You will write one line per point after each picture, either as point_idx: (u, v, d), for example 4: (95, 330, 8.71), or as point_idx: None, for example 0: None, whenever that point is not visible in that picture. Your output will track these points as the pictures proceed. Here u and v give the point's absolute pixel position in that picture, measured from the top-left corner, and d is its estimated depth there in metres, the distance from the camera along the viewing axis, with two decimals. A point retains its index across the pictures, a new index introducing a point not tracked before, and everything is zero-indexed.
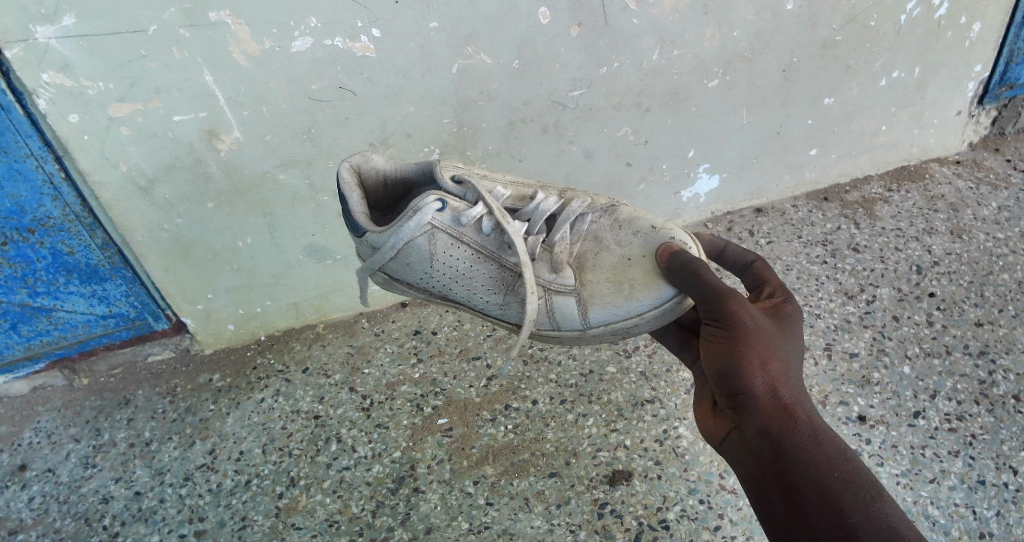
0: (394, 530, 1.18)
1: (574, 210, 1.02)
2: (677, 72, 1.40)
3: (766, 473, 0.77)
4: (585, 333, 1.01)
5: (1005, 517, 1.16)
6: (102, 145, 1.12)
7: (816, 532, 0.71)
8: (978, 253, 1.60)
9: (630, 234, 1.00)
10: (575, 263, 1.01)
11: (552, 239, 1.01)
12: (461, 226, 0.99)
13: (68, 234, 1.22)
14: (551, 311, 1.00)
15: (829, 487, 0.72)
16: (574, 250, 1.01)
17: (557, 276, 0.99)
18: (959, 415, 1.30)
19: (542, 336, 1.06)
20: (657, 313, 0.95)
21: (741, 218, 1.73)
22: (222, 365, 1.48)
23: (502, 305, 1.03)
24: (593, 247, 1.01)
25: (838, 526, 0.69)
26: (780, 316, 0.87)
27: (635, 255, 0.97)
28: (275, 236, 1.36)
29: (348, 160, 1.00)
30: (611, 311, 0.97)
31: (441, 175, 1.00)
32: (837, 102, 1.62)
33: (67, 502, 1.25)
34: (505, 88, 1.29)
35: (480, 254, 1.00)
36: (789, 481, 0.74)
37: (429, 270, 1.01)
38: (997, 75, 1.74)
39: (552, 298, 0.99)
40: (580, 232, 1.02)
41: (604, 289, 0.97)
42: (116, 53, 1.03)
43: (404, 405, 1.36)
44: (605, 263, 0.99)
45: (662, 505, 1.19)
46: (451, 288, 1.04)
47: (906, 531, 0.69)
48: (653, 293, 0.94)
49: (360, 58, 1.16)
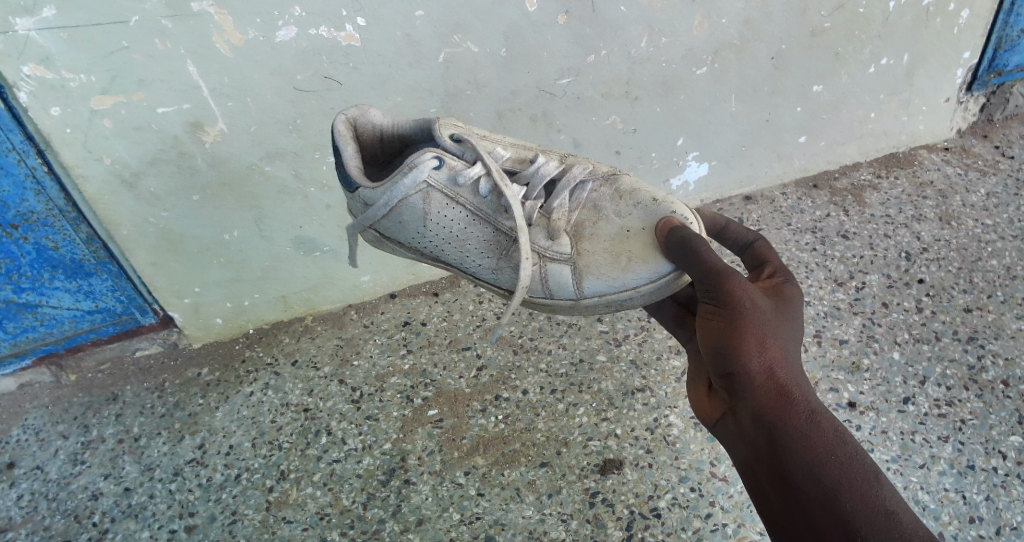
0: (385, 522, 1.17)
1: (576, 176, 1.01)
2: (666, 60, 1.40)
3: (765, 464, 0.76)
4: (578, 303, 1.02)
5: (994, 502, 1.16)
6: (85, 139, 1.11)
7: (812, 519, 0.70)
8: (967, 239, 1.60)
9: (630, 205, 0.99)
10: (572, 231, 1.00)
11: (551, 205, 1.01)
12: (457, 186, 0.98)
13: (53, 228, 1.21)
14: (545, 278, 1.00)
15: (829, 481, 0.71)
16: (572, 218, 1.01)
17: (553, 244, 0.99)
18: (948, 401, 1.30)
19: (534, 303, 1.06)
20: (652, 288, 0.95)
21: (730, 206, 1.73)
22: (211, 359, 1.47)
23: (495, 270, 1.03)
24: (591, 216, 1.00)
25: (837, 515, 0.69)
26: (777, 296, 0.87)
27: (635, 227, 0.96)
28: (263, 229, 1.35)
29: (344, 113, 0.98)
30: (607, 282, 0.97)
31: (439, 133, 0.99)
32: (827, 90, 1.62)
33: (56, 499, 1.24)
34: (493, 78, 1.28)
35: (475, 216, 1.00)
36: (787, 475, 0.73)
37: (422, 230, 1.00)
38: (986, 61, 1.74)
39: (547, 265, 0.99)
40: (579, 200, 1.02)
41: (601, 260, 0.97)
42: (98, 44, 1.02)
43: (394, 397, 1.36)
44: (603, 233, 0.99)
45: (653, 493, 1.19)
46: (443, 251, 1.03)
47: (902, 515, 0.68)
48: (650, 267, 0.94)
49: (346, 48, 1.15)
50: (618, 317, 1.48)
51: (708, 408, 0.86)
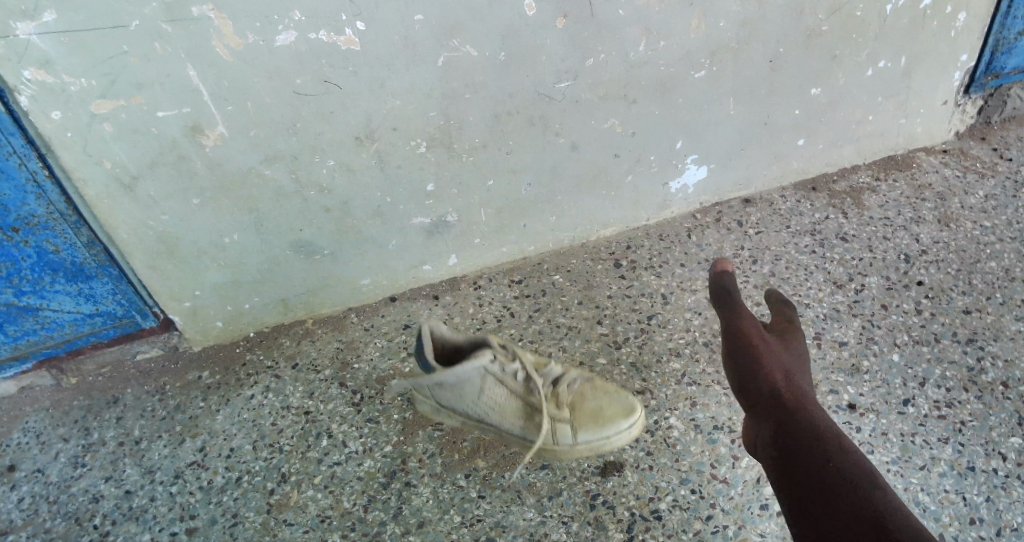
0: (386, 524, 1.17)
1: (571, 375, 1.25)
2: (664, 63, 1.40)
3: (786, 472, 0.90)
4: (575, 446, 1.19)
5: (994, 503, 1.16)
6: (85, 142, 1.11)
7: (818, 505, 0.83)
8: (966, 241, 1.61)
9: (607, 391, 1.24)
10: (571, 403, 1.21)
11: (559, 387, 1.22)
12: (503, 371, 1.20)
13: (54, 232, 1.21)
14: (554, 434, 1.18)
15: (865, 496, 0.81)
16: (573, 394, 1.23)
17: (557, 414, 1.19)
18: (948, 403, 1.31)
19: (546, 451, 1.21)
20: (629, 426, 1.20)
21: (729, 208, 1.73)
22: (211, 362, 1.47)
23: (525, 430, 1.20)
24: (583, 396, 1.22)
25: (838, 508, 0.81)
26: (782, 333, 1.22)
27: (608, 400, 1.22)
28: (263, 232, 1.35)
29: (428, 321, 1.19)
30: (590, 435, 1.19)
31: (491, 342, 1.20)
32: (824, 92, 1.62)
33: (56, 502, 1.24)
34: (491, 81, 1.29)
35: (512, 394, 1.20)
36: (827, 491, 0.84)
37: (478, 402, 1.20)
38: (983, 64, 1.74)
39: (553, 423, 1.18)
40: (579, 383, 1.25)
41: (585, 422, 1.19)
42: (97, 48, 1.02)
43: (394, 399, 1.37)
44: (593, 404, 1.22)
45: (653, 495, 1.19)
46: (487, 417, 1.22)
47: (898, 511, 0.79)
48: (619, 416, 1.20)
49: (345, 51, 1.15)
50: (618, 320, 1.49)
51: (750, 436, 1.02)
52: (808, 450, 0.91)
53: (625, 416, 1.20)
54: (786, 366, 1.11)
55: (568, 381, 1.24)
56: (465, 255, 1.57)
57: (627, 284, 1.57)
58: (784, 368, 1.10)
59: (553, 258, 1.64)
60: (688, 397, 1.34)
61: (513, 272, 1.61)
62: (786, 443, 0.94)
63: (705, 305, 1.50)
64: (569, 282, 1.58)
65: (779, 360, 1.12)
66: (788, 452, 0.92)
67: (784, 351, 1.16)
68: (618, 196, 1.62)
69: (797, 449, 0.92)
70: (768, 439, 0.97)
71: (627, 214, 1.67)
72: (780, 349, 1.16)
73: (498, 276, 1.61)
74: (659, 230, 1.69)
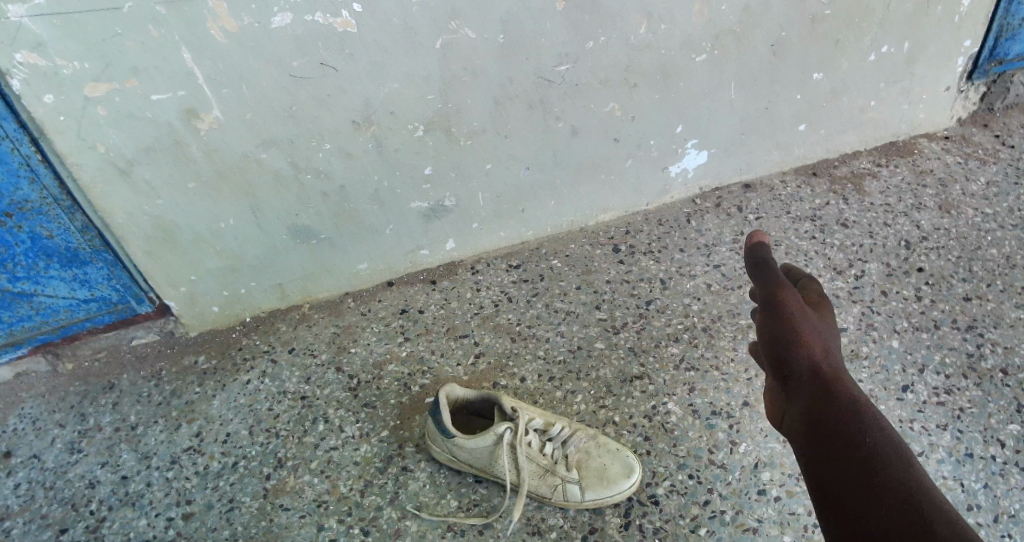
0: (382, 509, 1.17)
1: (582, 437, 1.21)
2: (664, 47, 1.38)
3: (812, 448, 0.84)
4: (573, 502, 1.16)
5: (992, 490, 1.16)
6: (79, 126, 1.10)
7: (842, 481, 0.77)
8: (966, 228, 1.60)
9: (615, 447, 1.20)
10: (576, 461, 1.18)
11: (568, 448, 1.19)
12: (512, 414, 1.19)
13: (47, 217, 1.20)
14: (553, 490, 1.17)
15: (911, 502, 0.71)
16: (579, 452, 1.19)
17: (560, 470, 1.17)
18: (947, 389, 1.30)
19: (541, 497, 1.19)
20: (630, 485, 1.16)
21: (729, 194, 1.73)
22: (208, 346, 1.46)
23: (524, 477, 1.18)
24: (590, 451, 1.19)
25: (865, 486, 0.75)
26: (820, 305, 1.07)
27: (616, 457, 1.18)
28: (259, 217, 1.34)
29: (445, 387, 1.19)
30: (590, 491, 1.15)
31: (507, 403, 1.20)
32: (826, 79, 1.60)
33: (53, 488, 1.24)
34: (489, 65, 1.27)
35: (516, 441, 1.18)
36: (867, 492, 0.74)
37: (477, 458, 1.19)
38: (987, 51, 1.72)
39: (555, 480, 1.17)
40: (587, 442, 1.21)
41: (588, 481, 1.15)
42: (91, 32, 1.00)
43: (392, 384, 1.37)
44: (598, 460, 1.18)
45: (651, 480, 1.19)
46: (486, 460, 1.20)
47: (929, 493, 0.73)
48: (624, 476, 1.16)
49: (342, 34, 1.14)
50: (617, 305, 1.48)
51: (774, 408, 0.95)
52: (850, 444, 0.80)
53: (626, 475, 1.16)
54: (827, 341, 0.99)
55: (575, 440, 1.20)
56: (463, 240, 1.56)
57: (626, 269, 1.56)
58: (824, 343, 0.98)
59: (552, 243, 1.63)
60: (686, 382, 1.33)
61: (511, 256, 1.60)
62: (824, 433, 0.84)
63: (703, 291, 1.50)
64: (568, 267, 1.57)
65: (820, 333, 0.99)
66: (826, 443, 0.82)
67: (823, 324, 1.03)
68: (617, 182, 1.60)
69: (837, 440, 0.82)
70: (803, 427, 0.87)
71: (627, 199, 1.65)
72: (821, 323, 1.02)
73: (496, 261, 1.60)
74: (658, 215, 1.68)
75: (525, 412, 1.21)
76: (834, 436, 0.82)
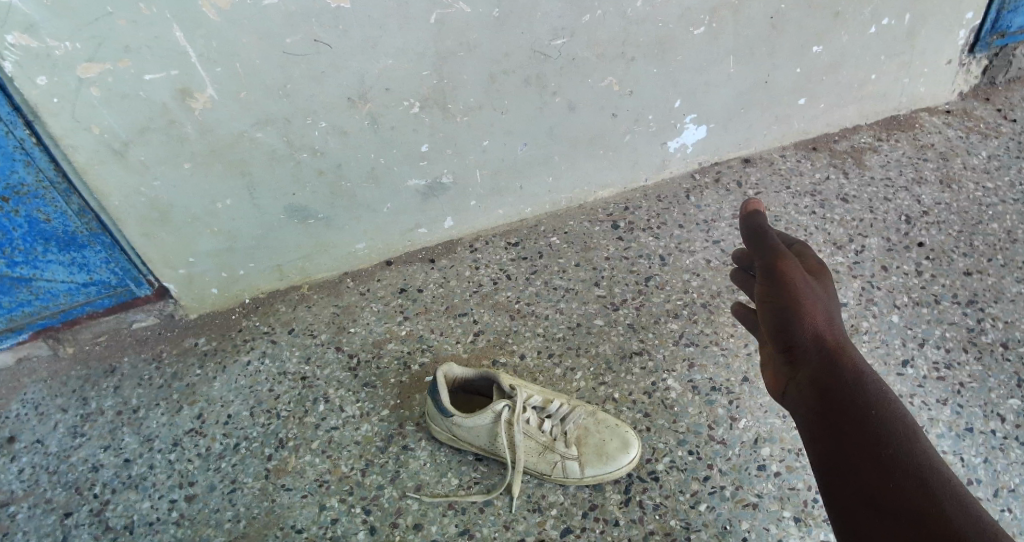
0: (383, 488, 1.18)
1: (580, 414, 1.21)
2: (661, 20, 1.37)
3: (817, 422, 0.80)
4: (571, 480, 1.16)
5: (992, 464, 1.16)
6: (73, 108, 1.09)
7: (849, 458, 0.74)
8: (967, 202, 1.59)
9: (614, 425, 1.20)
10: (575, 439, 1.18)
11: (566, 426, 1.19)
12: (509, 391, 1.18)
13: (44, 201, 1.19)
14: (552, 468, 1.16)
15: (924, 485, 0.68)
16: (577, 430, 1.19)
17: (559, 447, 1.16)
18: (948, 364, 1.30)
19: (540, 478, 1.18)
20: (629, 462, 1.16)
21: (728, 168, 1.72)
22: (208, 328, 1.46)
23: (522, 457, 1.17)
24: (589, 429, 1.19)
25: (874, 462, 0.72)
26: (821, 273, 1.00)
27: (615, 433, 1.18)
28: (255, 197, 1.33)
29: (443, 366, 1.19)
30: (590, 469, 1.15)
31: (504, 382, 1.19)
32: (826, 51, 1.58)
33: (57, 472, 1.24)
34: (484, 39, 1.26)
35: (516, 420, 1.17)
36: (877, 474, 0.71)
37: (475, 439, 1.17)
38: (989, 22, 1.70)
39: (554, 456, 1.16)
40: (585, 420, 1.21)
41: (588, 458, 1.15)
42: (82, 10, 0.99)
43: (391, 363, 1.37)
44: (597, 437, 1.18)
45: (651, 457, 1.19)
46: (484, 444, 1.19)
47: (939, 465, 0.71)
48: (623, 452, 1.16)
49: (335, 10, 1.12)
50: (616, 281, 1.48)
51: (772, 379, 0.91)
52: (859, 422, 0.76)
53: (625, 450, 1.16)
54: (830, 310, 0.93)
55: (573, 417, 1.20)
56: (461, 217, 1.56)
57: (624, 245, 1.55)
58: (827, 311, 0.93)
59: (550, 220, 1.63)
60: (686, 358, 1.33)
61: (510, 234, 1.60)
62: (830, 409, 0.79)
63: (703, 267, 1.49)
64: (566, 244, 1.57)
65: (823, 303, 0.93)
66: (833, 421, 0.78)
67: (825, 293, 0.96)
68: (616, 157, 1.59)
69: (845, 418, 0.77)
70: (807, 402, 0.83)
71: (626, 175, 1.64)
72: (822, 292, 0.96)
73: (494, 239, 1.59)
74: (657, 191, 1.67)
75: (523, 390, 1.20)
76: (842, 414, 0.78)
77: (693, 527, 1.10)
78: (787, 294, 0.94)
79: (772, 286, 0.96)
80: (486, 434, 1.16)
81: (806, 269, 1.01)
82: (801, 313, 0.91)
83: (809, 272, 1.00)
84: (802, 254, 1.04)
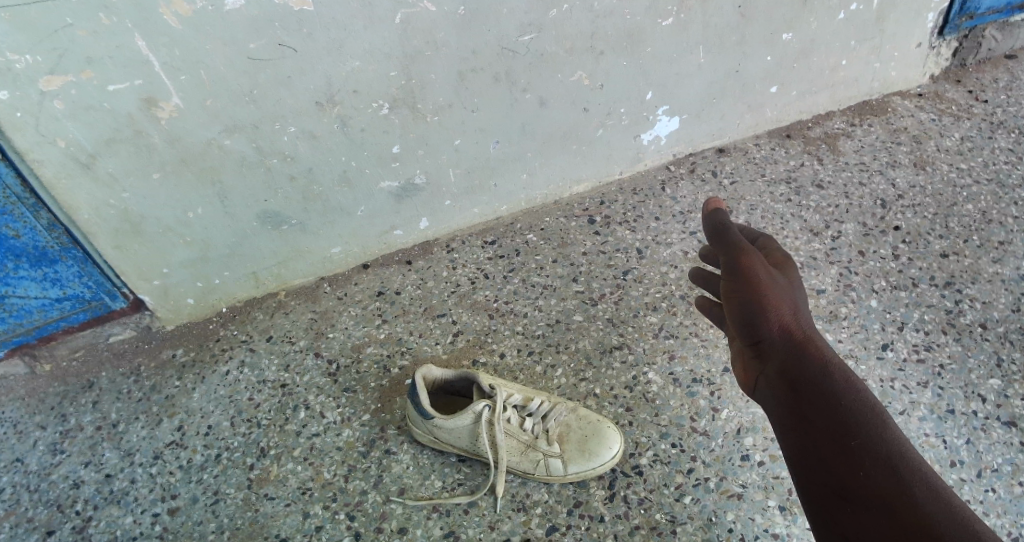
0: (367, 493, 1.17)
1: (560, 411, 1.21)
2: (631, 12, 1.36)
3: (787, 417, 0.79)
4: (552, 477, 1.15)
5: (974, 445, 1.17)
6: (38, 122, 1.07)
7: (821, 453, 0.73)
8: (942, 184, 1.60)
9: (595, 420, 1.19)
10: (557, 436, 1.18)
11: (547, 423, 1.19)
12: (489, 391, 1.18)
13: (12, 216, 1.16)
14: (535, 464, 1.16)
15: (896, 475, 0.68)
16: (557, 428, 1.19)
17: (541, 445, 1.16)
18: (927, 346, 1.31)
19: (522, 476, 1.17)
20: (610, 457, 1.15)
21: (703, 159, 1.72)
22: (186, 340, 1.44)
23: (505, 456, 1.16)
24: (570, 426, 1.19)
25: (845, 455, 0.71)
26: (785, 264, 0.98)
27: (596, 427, 1.18)
28: (227, 205, 1.31)
29: (422, 368, 1.18)
30: (573, 464, 1.15)
31: (482, 381, 1.19)
32: (796, 38, 1.58)
33: (37, 491, 1.22)
34: (451, 38, 1.25)
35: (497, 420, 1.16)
36: (848, 466, 0.71)
37: (457, 441, 1.17)
38: (957, 5, 1.71)
39: (536, 454, 1.16)
40: (565, 418, 1.21)
41: (571, 453, 1.15)
42: (40, 23, 0.97)
43: (370, 367, 1.36)
44: (577, 433, 1.18)
45: (635, 451, 1.19)
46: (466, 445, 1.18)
47: (909, 452, 0.70)
48: (605, 446, 1.15)
49: (299, 13, 1.11)
50: (594, 276, 1.47)
51: (742, 374, 0.90)
52: (827, 415, 0.76)
53: (607, 445, 1.16)
54: (795, 300, 0.92)
55: (555, 413, 1.20)
56: (437, 218, 1.55)
57: (602, 240, 1.55)
58: (792, 302, 0.92)
59: (526, 217, 1.62)
60: (666, 350, 1.33)
61: (486, 233, 1.59)
62: (798, 400, 0.79)
63: (680, 258, 1.49)
64: (543, 241, 1.56)
65: (787, 294, 0.92)
66: (802, 415, 0.77)
67: (790, 285, 0.95)
68: (590, 152, 1.59)
69: (812, 411, 0.77)
70: (777, 396, 0.82)
71: (600, 170, 1.64)
72: (788, 283, 0.95)
73: (471, 239, 1.58)
74: (632, 184, 1.67)
75: (504, 389, 1.20)
76: (810, 406, 0.77)
77: (679, 520, 1.10)
78: (750, 286, 0.92)
79: (734, 281, 0.95)
80: (470, 434, 1.15)
81: (769, 262, 0.99)
82: (766, 305, 0.89)
83: (773, 263, 0.99)
84: (765, 246, 1.03)
